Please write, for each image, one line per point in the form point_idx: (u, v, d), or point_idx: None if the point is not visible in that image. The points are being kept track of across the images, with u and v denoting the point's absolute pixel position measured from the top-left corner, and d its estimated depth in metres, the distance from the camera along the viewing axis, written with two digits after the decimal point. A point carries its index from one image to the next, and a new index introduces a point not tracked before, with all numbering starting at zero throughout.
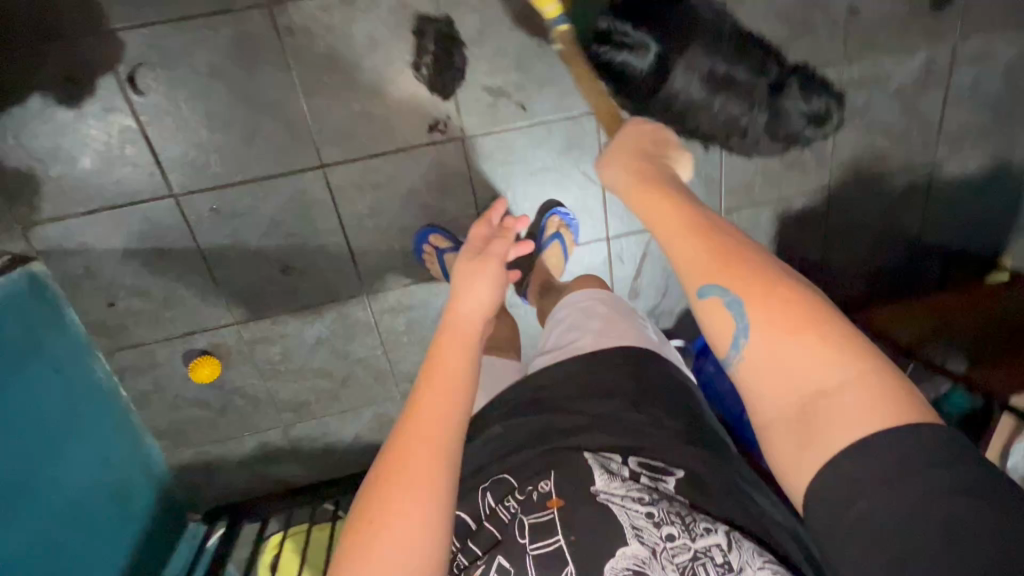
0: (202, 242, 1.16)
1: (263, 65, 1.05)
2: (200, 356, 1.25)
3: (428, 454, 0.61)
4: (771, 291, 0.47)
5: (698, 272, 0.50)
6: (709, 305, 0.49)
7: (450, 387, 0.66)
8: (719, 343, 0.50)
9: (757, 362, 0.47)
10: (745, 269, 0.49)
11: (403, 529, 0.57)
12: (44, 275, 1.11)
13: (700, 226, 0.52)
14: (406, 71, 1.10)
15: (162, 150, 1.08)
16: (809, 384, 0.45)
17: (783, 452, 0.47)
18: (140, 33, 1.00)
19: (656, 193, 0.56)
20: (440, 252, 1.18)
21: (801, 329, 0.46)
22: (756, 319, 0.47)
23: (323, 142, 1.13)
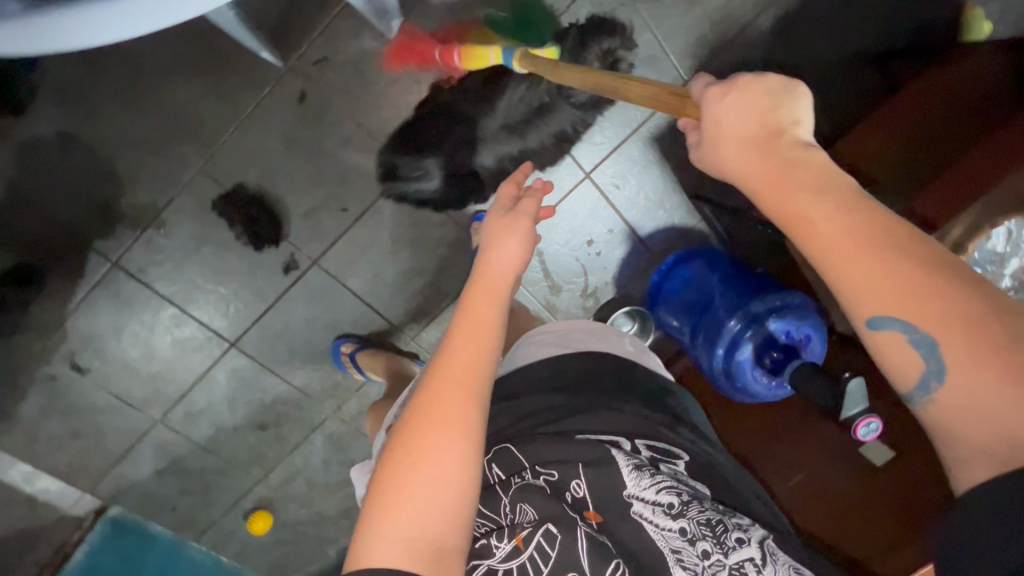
0: (198, 438, 1.42)
1: (144, 302, 1.26)
2: (253, 513, 1.53)
3: (460, 395, 0.63)
4: (964, 320, 0.44)
5: (870, 303, 0.47)
6: (882, 337, 0.48)
7: (481, 338, 0.68)
8: (903, 376, 0.48)
9: (949, 392, 0.45)
10: (942, 294, 0.45)
11: (435, 468, 0.59)
12: (120, 513, 1.46)
13: (866, 246, 0.46)
14: (236, 242, 1.23)
15: (129, 396, 1.35)
16: (1006, 423, 0.42)
17: (965, 471, 0.45)
18: (58, 332, 1.27)
19: (790, 187, 0.50)
20: (351, 355, 1.31)
21: (1004, 368, 0.42)
22: (952, 358, 0.44)
23: (220, 327, 1.31)
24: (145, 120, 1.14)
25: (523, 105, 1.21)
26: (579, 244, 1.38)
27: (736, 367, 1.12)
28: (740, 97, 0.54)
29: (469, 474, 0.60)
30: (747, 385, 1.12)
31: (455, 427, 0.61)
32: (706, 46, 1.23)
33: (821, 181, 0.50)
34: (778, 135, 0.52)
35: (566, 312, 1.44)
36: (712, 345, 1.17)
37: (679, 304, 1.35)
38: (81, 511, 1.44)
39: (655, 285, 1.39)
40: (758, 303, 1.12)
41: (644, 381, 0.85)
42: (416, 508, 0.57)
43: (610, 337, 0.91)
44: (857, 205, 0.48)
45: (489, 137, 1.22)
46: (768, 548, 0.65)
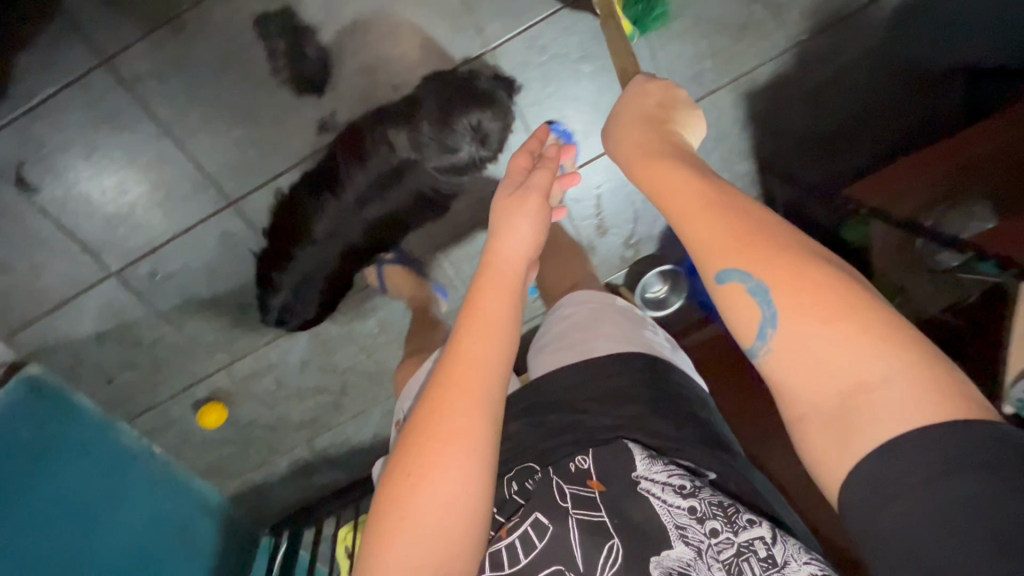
0: (160, 306, 1.19)
1: (131, 122, 1.01)
2: (206, 403, 1.34)
3: (467, 407, 0.59)
4: (792, 264, 0.48)
5: (715, 255, 0.51)
6: (727, 291, 0.50)
7: (489, 333, 0.63)
8: (744, 333, 0.50)
9: (783, 351, 0.47)
10: (779, 253, 0.48)
11: (436, 488, 0.55)
12: (43, 374, 1.21)
13: (710, 207, 0.52)
14: (268, 79, 1.01)
15: (84, 237, 1.09)
16: (846, 376, 0.44)
17: (820, 440, 0.45)
18: (5, 132, 0.98)
19: (661, 161, 0.59)
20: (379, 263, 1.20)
21: (835, 318, 0.45)
22: (781, 304, 0.47)
23: (222, 179, 1.09)
24: None
25: (356, 192, 1.07)
26: (639, 190, 1.28)
27: None
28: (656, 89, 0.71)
29: (473, 499, 0.57)
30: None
31: (451, 442, 0.57)
32: (830, 10, 1.14)
33: (679, 153, 0.61)
34: (661, 120, 0.67)
35: (604, 257, 1.36)
36: None
37: None
38: None
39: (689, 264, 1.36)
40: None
41: (677, 393, 0.81)
42: (426, 526, 0.55)
43: (646, 336, 0.88)
44: (697, 174, 0.56)
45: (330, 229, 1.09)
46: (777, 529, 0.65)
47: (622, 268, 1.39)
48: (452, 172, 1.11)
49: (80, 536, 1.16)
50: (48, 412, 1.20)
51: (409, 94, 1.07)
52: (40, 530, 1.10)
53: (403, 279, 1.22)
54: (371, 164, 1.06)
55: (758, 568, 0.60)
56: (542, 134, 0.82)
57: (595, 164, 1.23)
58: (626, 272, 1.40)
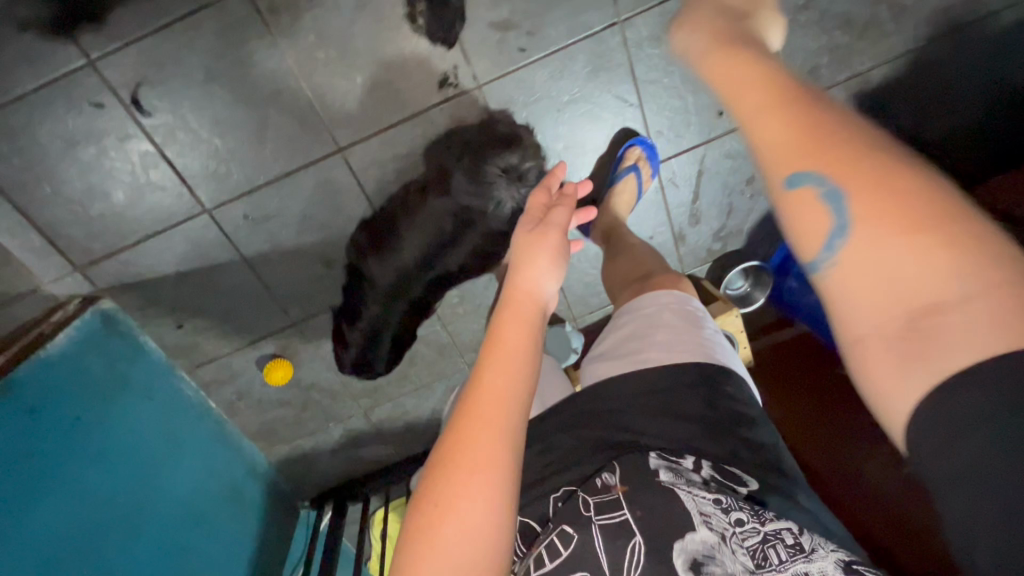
0: (245, 251, 1.15)
1: (256, 54, 0.99)
2: (271, 360, 1.27)
3: (490, 430, 0.51)
4: (869, 172, 0.40)
5: (781, 155, 0.43)
6: (795, 197, 0.42)
7: (510, 362, 0.56)
8: (809, 245, 0.43)
9: (852, 263, 0.39)
10: (850, 154, 0.41)
11: (463, 513, 0.48)
12: (116, 310, 1.16)
13: (793, 109, 0.44)
14: (400, 25, 1.00)
15: (185, 169, 1.06)
16: (915, 296, 0.36)
17: (880, 366, 0.38)
18: (130, 51, 0.96)
19: (736, 67, 0.51)
20: None
21: (918, 227, 0.37)
22: (859, 212, 0.39)
23: (334, 124, 1.06)
24: None
25: (411, 256, 1.07)
26: (737, 182, 1.27)
27: None
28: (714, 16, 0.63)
29: (490, 533, 0.49)
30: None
31: (473, 474, 0.50)
32: (949, 18, 1.14)
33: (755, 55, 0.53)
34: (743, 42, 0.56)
35: (691, 248, 1.34)
36: None
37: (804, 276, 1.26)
38: (61, 291, 1.12)
39: (776, 262, 1.33)
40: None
41: (743, 413, 0.70)
42: (445, 564, 0.47)
43: (716, 345, 0.75)
44: (774, 75, 0.48)
45: (395, 279, 1.10)
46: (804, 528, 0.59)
47: (706, 262, 1.37)
48: (509, 225, 1.09)
49: (146, 482, 1.08)
50: (116, 350, 1.14)
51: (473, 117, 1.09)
52: (105, 472, 1.00)
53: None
54: (422, 219, 1.07)
55: (786, 555, 0.54)
56: (557, 169, 0.81)
57: (700, 149, 1.21)
58: (709, 266, 1.38)
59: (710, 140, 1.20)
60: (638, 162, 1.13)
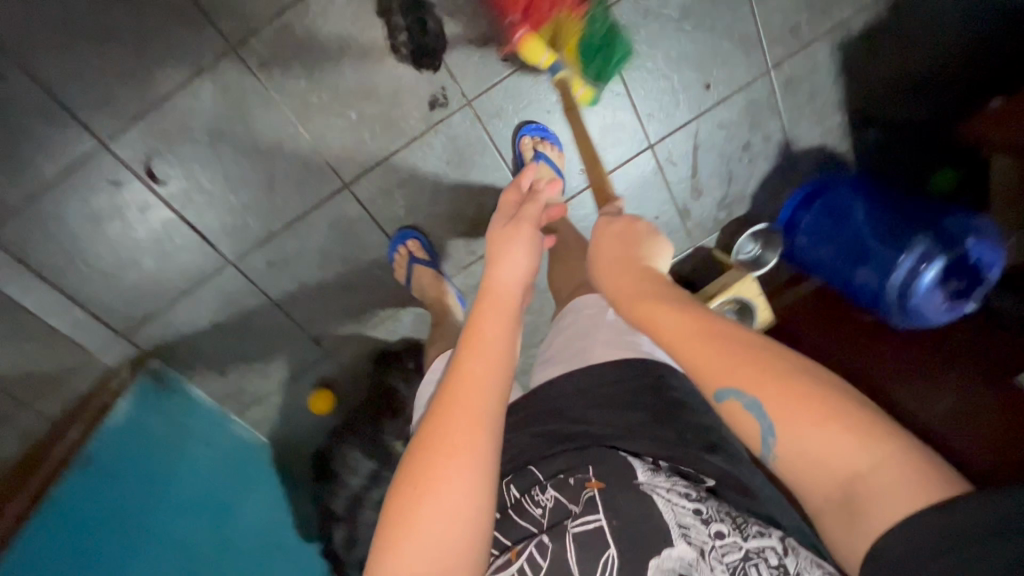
0: (273, 293, 1.21)
1: (254, 109, 1.03)
2: (314, 391, 1.34)
3: (467, 436, 0.49)
4: (763, 371, 0.44)
5: (705, 370, 0.46)
6: (727, 409, 0.45)
7: (487, 366, 0.53)
8: (749, 441, 0.45)
9: (790, 455, 0.42)
10: (753, 353, 0.45)
11: (436, 523, 0.45)
12: (165, 369, 1.22)
13: (694, 317, 0.49)
14: (386, 56, 1.03)
15: (205, 227, 1.11)
16: (839, 470, 0.40)
17: (838, 533, 0.40)
18: (136, 127, 1.00)
19: (639, 283, 0.55)
20: (412, 258, 1.16)
21: (819, 416, 0.41)
22: (772, 411, 0.42)
23: (337, 162, 1.10)
24: None
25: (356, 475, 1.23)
26: (734, 149, 1.28)
27: (914, 286, 1.13)
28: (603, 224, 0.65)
29: (470, 514, 0.47)
30: (902, 322, 1.18)
31: (453, 449, 0.48)
32: None
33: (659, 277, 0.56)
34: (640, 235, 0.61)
35: (699, 220, 1.36)
36: (880, 279, 1.17)
37: (815, 228, 1.29)
38: (111, 360, 1.19)
39: (785, 217, 1.33)
40: (917, 243, 1.14)
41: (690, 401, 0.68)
42: (423, 546, 0.44)
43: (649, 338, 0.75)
44: (673, 296, 0.53)
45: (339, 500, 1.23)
46: (789, 542, 0.52)
47: (716, 230, 1.39)
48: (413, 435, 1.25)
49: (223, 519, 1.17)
50: (171, 406, 1.21)
51: (470, 131, 1.13)
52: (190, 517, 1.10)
53: (428, 275, 1.16)
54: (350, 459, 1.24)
55: None
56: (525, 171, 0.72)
57: (692, 124, 1.23)
58: (719, 234, 1.40)
59: (701, 113, 1.22)
60: (538, 145, 1.13)
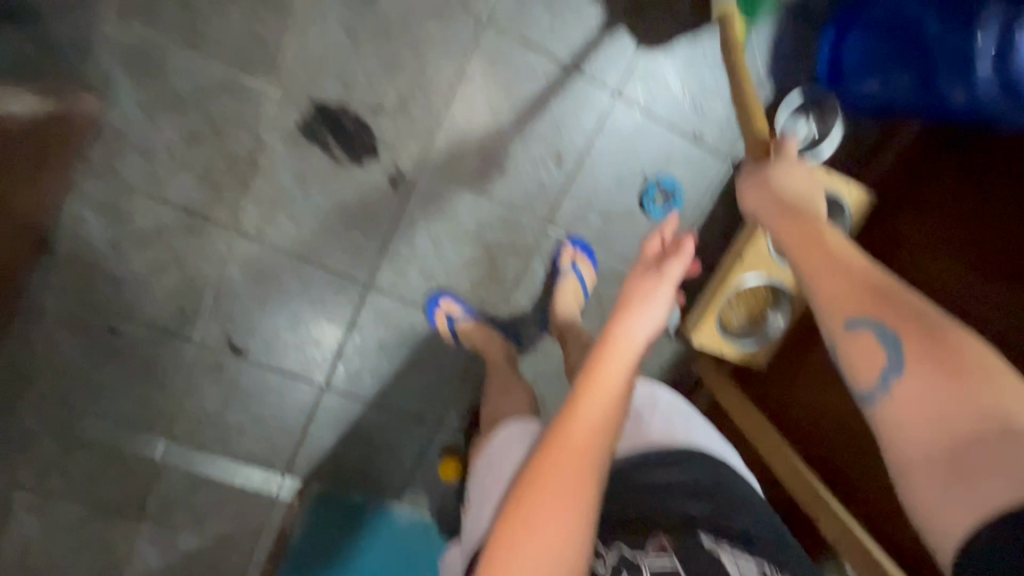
0: (366, 396, 1.36)
1: (272, 263, 1.20)
2: (441, 461, 1.44)
3: (577, 475, 0.56)
4: (919, 325, 0.52)
5: (847, 306, 0.56)
6: (858, 338, 0.54)
7: (607, 405, 0.60)
8: (863, 376, 0.54)
9: (903, 402, 0.51)
10: (905, 309, 0.53)
11: (542, 543, 0.53)
12: (324, 490, 1.43)
13: (847, 268, 0.57)
14: (335, 167, 1.12)
15: (292, 369, 1.31)
16: (966, 426, 0.47)
17: (930, 490, 0.48)
18: (209, 320, 1.24)
19: (803, 224, 0.63)
20: (455, 320, 1.22)
21: (957, 373, 0.48)
22: (909, 358, 0.51)
23: (350, 270, 1.22)
24: (208, 67, 1.06)
25: None
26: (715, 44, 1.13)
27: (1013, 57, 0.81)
28: (793, 165, 0.70)
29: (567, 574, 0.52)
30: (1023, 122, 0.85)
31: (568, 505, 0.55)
32: None
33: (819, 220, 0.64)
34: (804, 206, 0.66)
35: (722, 131, 1.16)
36: (964, 82, 0.86)
37: (862, 63, 1.03)
38: (286, 495, 1.45)
39: (824, 72, 1.10)
40: (993, 11, 0.82)
41: (745, 498, 0.79)
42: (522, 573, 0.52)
43: (703, 435, 0.89)
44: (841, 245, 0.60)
45: None
46: None
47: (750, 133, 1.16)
48: None
49: None
50: (340, 516, 1.43)
51: (437, 184, 1.16)
52: None
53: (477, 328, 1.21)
54: None
55: None
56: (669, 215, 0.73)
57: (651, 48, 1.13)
58: None
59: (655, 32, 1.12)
60: (576, 258, 1.20)
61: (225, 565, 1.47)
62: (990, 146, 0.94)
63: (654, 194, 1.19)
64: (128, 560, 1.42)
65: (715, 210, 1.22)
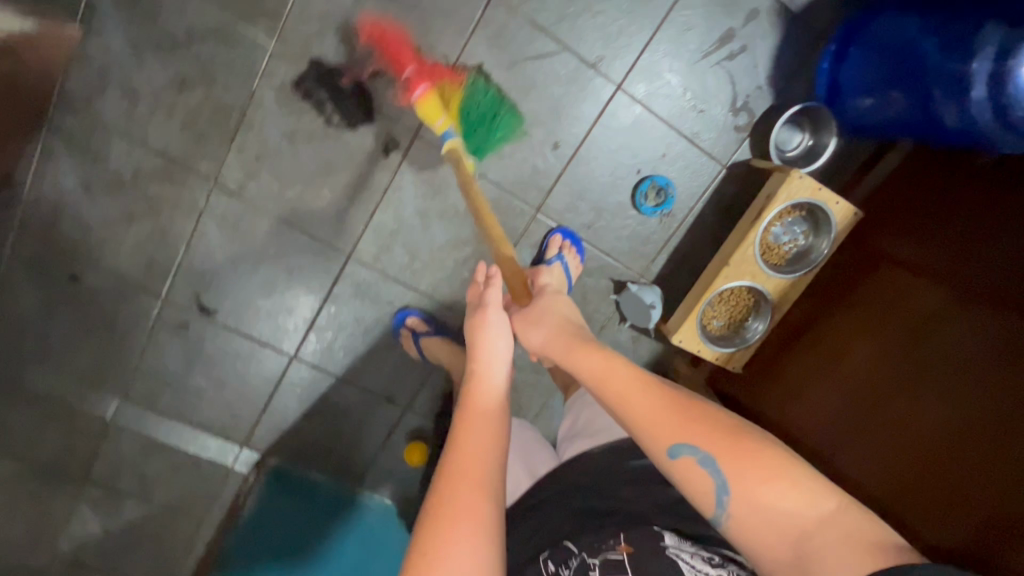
0: (336, 371, 1.33)
1: (251, 222, 1.16)
2: (409, 444, 1.41)
3: (474, 493, 0.60)
4: (727, 436, 0.58)
5: (662, 434, 0.60)
6: (682, 465, 0.58)
7: (486, 435, 0.67)
8: (705, 502, 0.57)
9: (743, 510, 0.55)
10: (707, 423, 0.60)
11: (455, 562, 0.55)
12: (282, 464, 1.39)
13: (646, 389, 0.64)
14: (327, 129, 1.10)
15: (263, 336, 1.27)
16: (796, 527, 0.53)
17: None
18: (179, 277, 1.19)
19: (586, 352, 0.73)
20: (416, 337, 1.24)
21: (771, 476, 0.55)
22: (729, 471, 0.56)
23: (332, 237, 1.19)
24: (204, 10, 1.02)
25: None
26: (718, 45, 1.10)
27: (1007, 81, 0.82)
28: (555, 304, 0.86)
29: None
30: (1022, 143, 0.84)
31: (470, 516, 0.58)
32: None
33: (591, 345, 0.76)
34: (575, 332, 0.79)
35: (716, 136, 1.17)
36: (958, 101, 0.88)
37: (860, 80, 1.05)
38: (243, 468, 1.39)
39: (824, 90, 1.12)
40: (988, 37, 0.84)
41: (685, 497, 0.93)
42: None
43: None
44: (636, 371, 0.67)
45: None
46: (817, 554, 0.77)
47: (744, 140, 1.18)
48: None
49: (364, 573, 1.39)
50: (297, 493, 1.39)
51: (430, 158, 1.14)
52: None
53: (437, 344, 1.23)
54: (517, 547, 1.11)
55: None
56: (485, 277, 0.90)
57: (654, 42, 1.10)
58: (750, 141, 1.18)
59: (660, 24, 1.09)
60: (564, 245, 1.18)
61: (172, 536, 1.41)
62: (966, 178, 0.94)
63: (646, 191, 1.19)
64: (67, 521, 1.35)
65: (704, 213, 1.23)
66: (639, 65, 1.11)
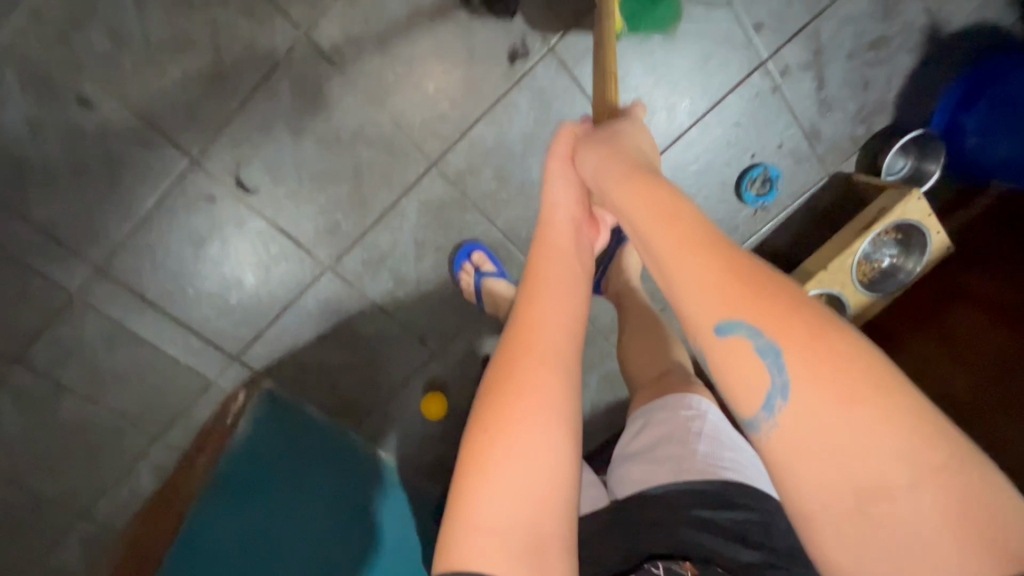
0: (373, 295, 1.15)
1: (332, 95, 0.97)
2: (426, 395, 1.24)
3: (539, 375, 0.47)
4: (809, 330, 0.37)
5: (702, 311, 0.40)
6: (729, 349, 0.39)
7: (555, 301, 0.51)
8: (746, 401, 0.39)
9: (798, 433, 0.36)
10: (790, 311, 0.38)
11: (507, 461, 0.44)
12: (276, 390, 1.18)
13: (698, 241, 0.41)
14: (457, 13, 0.96)
15: (300, 235, 1.07)
16: (867, 476, 0.34)
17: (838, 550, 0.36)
18: (222, 137, 0.97)
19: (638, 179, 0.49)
20: (480, 276, 1.10)
21: (857, 398, 0.35)
22: (797, 373, 0.36)
23: (420, 138, 1.03)
24: None
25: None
26: (864, 49, 1.09)
27: None
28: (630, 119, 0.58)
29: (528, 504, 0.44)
30: None
31: (523, 407, 0.46)
32: None
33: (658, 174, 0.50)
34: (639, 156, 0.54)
35: (831, 140, 1.15)
36: None
37: (986, 120, 1.10)
38: (227, 386, 1.16)
39: (942, 122, 1.14)
40: None
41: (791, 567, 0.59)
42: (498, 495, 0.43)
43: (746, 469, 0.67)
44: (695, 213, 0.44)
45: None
46: None
47: (854, 152, 1.17)
48: None
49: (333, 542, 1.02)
50: (288, 425, 1.15)
51: (556, 79, 1.02)
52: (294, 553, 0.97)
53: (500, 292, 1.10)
54: None
55: None
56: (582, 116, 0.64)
57: (810, 26, 1.06)
58: (859, 155, 1.17)
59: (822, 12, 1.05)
60: None
61: (112, 452, 1.14)
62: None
63: (755, 178, 1.14)
64: None
65: (796, 216, 1.21)
66: (790, 45, 1.06)
